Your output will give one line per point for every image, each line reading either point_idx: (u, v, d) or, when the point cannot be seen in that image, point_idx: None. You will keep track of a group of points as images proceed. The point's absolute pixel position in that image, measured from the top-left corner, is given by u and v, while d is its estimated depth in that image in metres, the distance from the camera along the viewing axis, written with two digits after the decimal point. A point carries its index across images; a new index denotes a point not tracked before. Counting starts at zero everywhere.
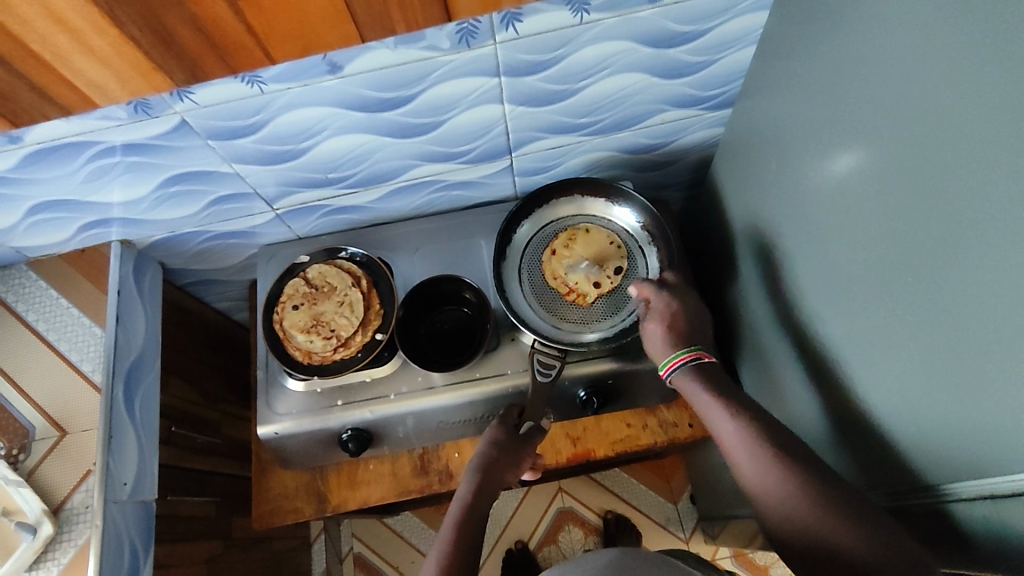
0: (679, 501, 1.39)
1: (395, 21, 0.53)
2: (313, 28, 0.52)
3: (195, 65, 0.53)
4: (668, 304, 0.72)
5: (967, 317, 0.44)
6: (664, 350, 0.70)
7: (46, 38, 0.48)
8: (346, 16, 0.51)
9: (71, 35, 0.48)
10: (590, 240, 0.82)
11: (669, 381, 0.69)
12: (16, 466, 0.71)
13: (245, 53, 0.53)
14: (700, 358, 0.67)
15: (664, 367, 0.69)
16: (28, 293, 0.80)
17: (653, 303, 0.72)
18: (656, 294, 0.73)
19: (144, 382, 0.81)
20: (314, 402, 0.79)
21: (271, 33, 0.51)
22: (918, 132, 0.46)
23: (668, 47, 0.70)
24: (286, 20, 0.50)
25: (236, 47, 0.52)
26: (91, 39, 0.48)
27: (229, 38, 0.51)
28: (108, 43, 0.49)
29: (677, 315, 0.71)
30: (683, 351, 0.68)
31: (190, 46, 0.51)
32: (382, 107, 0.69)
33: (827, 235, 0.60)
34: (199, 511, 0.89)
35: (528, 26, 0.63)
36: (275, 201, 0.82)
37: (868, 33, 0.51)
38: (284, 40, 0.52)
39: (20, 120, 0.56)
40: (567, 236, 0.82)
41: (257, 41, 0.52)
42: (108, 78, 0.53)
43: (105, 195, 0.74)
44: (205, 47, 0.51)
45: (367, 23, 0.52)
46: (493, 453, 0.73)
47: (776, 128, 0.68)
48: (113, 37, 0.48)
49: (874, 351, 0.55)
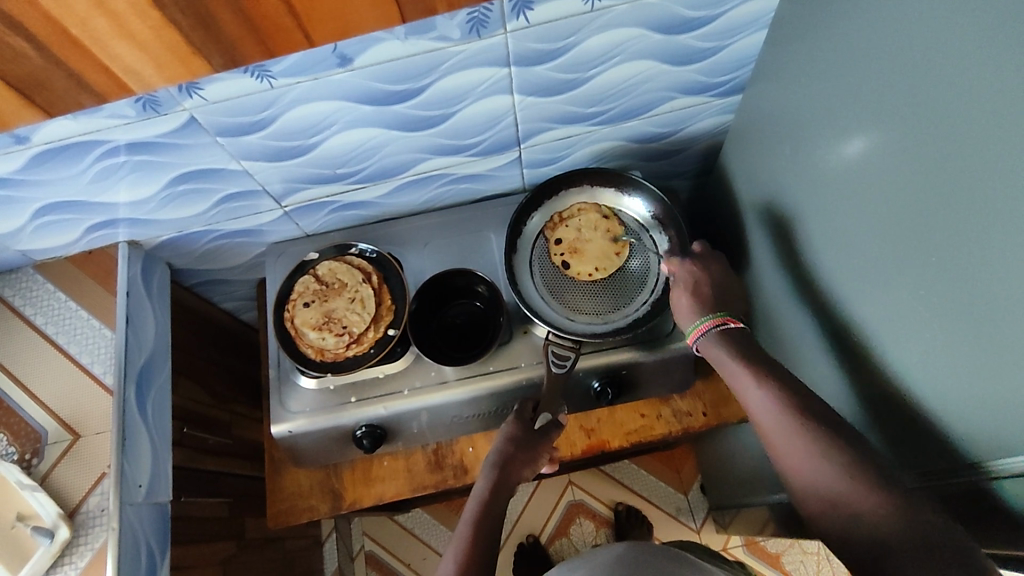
0: (690, 492, 1.39)
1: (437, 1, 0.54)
2: (353, 9, 0.53)
3: (234, 49, 0.54)
4: (692, 272, 0.73)
5: (991, 291, 0.44)
6: (690, 318, 0.71)
7: (86, 22, 0.48)
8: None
9: (111, 18, 0.48)
10: (597, 250, 0.81)
11: (697, 349, 0.69)
12: (30, 471, 0.71)
13: (284, 36, 0.54)
14: (727, 323, 0.68)
15: (691, 333, 0.69)
16: (37, 297, 0.79)
17: (676, 274, 0.74)
18: (678, 264, 0.74)
19: (155, 384, 0.80)
20: (328, 399, 0.78)
21: (314, 15, 0.52)
22: (937, 107, 0.46)
23: (678, 33, 0.70)
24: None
25: (277, 30, 0.53)
26: (129, 21, 0.49)
27: (268, 19, 0.52)
28: (148, 27, 0.50)
29: (701, 281, 0.73)
30: (710, 316, 0.69)
31: (231, 30, 0.52)
32: (390, 100, 0.68)
33: (844, 219, 0.60)
34: (210, 512, 0.88)
35: (539, 15, 0.62)
36: (282, 198, 0.81)
37: (885, 12, 0.50)
38: (324, 20, 0.53)
39: (55, 109, 0.57)
40: (609, 232, 0.82)
41: (296, 22, 0.53)
42: (145, 64, 0.54)
43: (113, 195, 0.74)
44: (246, 31, 0.52)
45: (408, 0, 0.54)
46: (509, 449, 0.73)
47: (788, 113, 0.68)
48: (153, 19, 0.49)
49: (896, 331, 0.55)
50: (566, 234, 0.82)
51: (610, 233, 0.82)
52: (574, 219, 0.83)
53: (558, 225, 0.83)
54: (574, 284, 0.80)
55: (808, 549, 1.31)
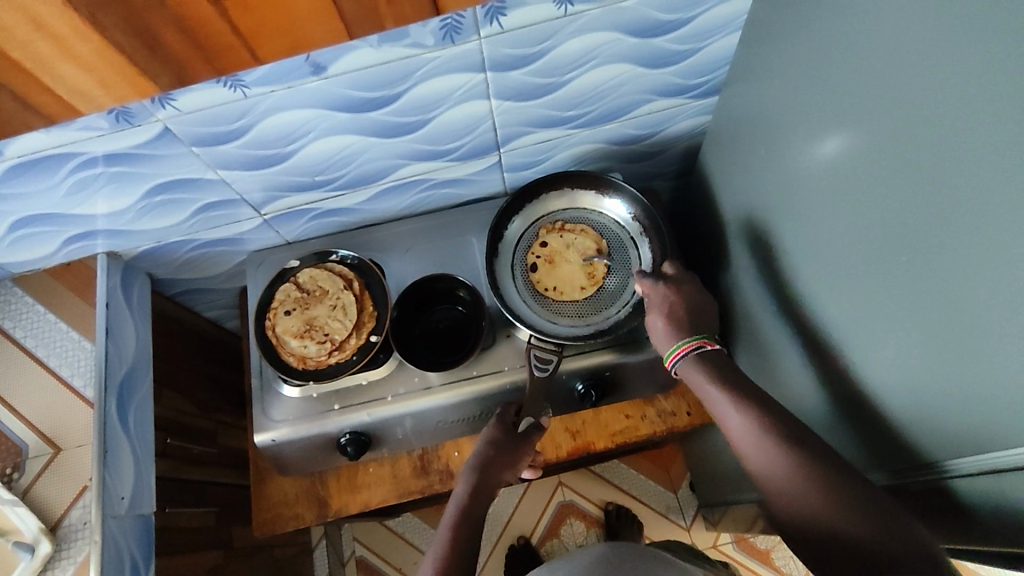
0: (679, 490, 1.40)
1: (383, 16, 0.54)
2: (301, 27, 0.53)
3: (182, 69, 0.54)
4: (666, 295, 0.72)
5: (958, 290, 0.44)
6: (667, 343, 0.70)
7: (27, 45, 0.49)
8: (333, 11, 0.52)
9: (53, 40, 0.48)
10: (565, 277, 0.81)
11: (676, 370, 0.69)
12: (11, 485, 0.70)
13: (231, 55, 0.53)
14: (702, 346, 0.67)
15: (669, 357, 0.69)
16: (15, 310, 0.79)
17: (650, 296, 0.73)
18: (652, 287, 0.73)
19: (137, 395, 0.80)
20: (311, 407, 0.78)
21: (260, 32, 0.52)
22: (907, 108, 0.46)
23: (653, 36, 0.70)
24: (273, 19, 0.51)
25: (223, 48, 0.53)
26: (73, 44, 0.49)
27: (213, 39, 0.52)
28: (91, 49, 0.50)
29: (676, 304, 0.71)
30: (686, 340, 0.68)
31: (176, 49, 0.52)
32: (367, 107, 0.68)
33: (818, 220, 0.60)
34: (197, 522, 0.88)
35: (512, 20, 0.62)
36: (262, 207, 0.81)
37: (854, 14, 0.51)
38: (270, 38, 0.53)
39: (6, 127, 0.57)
40: (588, 280, 0.80)
41: (243, 41, 0.53)
42: (91, 84, 0.54)
43: (90, 207, 0.73)
44: (192, 50, 0.52)
45: (355, 17, 0.53)
46: (489, 453, 0.73)
47: (763, 114, 0.68)
48: (95, 42, 0.49)
49: (869, 329, 0.55)
50: (551, 244, 0.83)
51: (590, 284, 0.80)
52: (569, 235, 0.83)
53: (560, 231, 0.83)
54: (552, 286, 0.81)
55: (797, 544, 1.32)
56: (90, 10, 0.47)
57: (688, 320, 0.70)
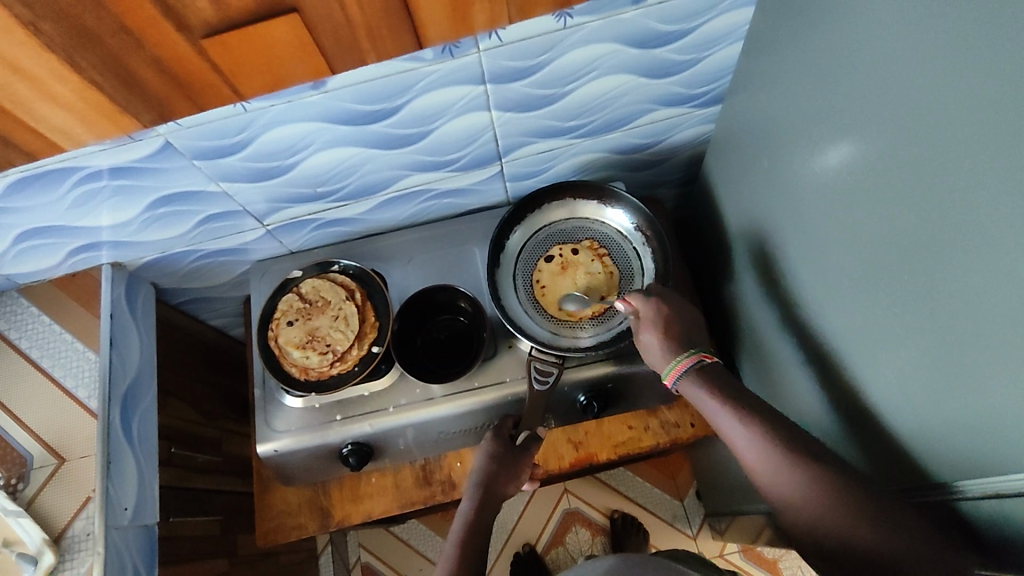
0: (685, 498, 1.39)
1: (365, 51, 0.54)
2: (281, 63, 0.53)
3: (163, 105, 0.54)
4: (658, 309, 0.71)
5: (963, 310, 0.43)
6: (665, 359, 0.69)
7: (7, 86, 0.49)
8: (313, 49, 0.52)
9: (32, 83, 0.49)
10: (563, 288, 0.81)
11: (675, 388, 0.68)
12: (15, 496, 0.70)
13: (212, 91, 0.54)
14: (702, 360, 0.66)
15: (669, 375, 0.67)
16: (21, 320, 0.80)
17: (642, 312, 0.71)
18: (643, 302, 0.71)
19: (140, 406, 0.80)
20: (313, 418, 0.78)
21: (240, 69, 0.52)
22: (911, 123, 0.46)
23: (654, 47, 0.70)
24: (253, 57, 0.51)
25: (204, 85, 0.53)
26: (53, 86, 0.49)
27: (194, 77, 0.52)
28: (71, 89, 0.50)
29: (669, 318, 0.70)
30: (688, 353, 0.67)
31: (156, 87, 0.52)
32: (367, 120, 0.68)
33: (821, 233, 0.60)
34: (202, 530, 0.88)
35: (511, 33, 0.62)
36: (264, 218, 0.81)
37: (856, 28, 0.50)
38: (250, 75, 0.53)
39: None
40: (570, 314, 0.79)
41: (223, 78, 0.53)
42: (71, 121, 0.54)
43: (94, 220, 0.74)
44: (171, 86, 0.52)
45: (335, 54, 0.53)
46: (492, 468, 0.73)
47: (765, 125, 0.67)
48: (74, 83, 0.49)
49: (873, 343, 0.54)
50: (580, 256, 0.82)
51: (572, 316, 0.79)
52: (599, 265, 0.81)
53: (598, 256, 0.82)
54: (552, 281, 0.81)
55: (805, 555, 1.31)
56: (67, 53, 0.46)
57: (683, 331, 0.69)
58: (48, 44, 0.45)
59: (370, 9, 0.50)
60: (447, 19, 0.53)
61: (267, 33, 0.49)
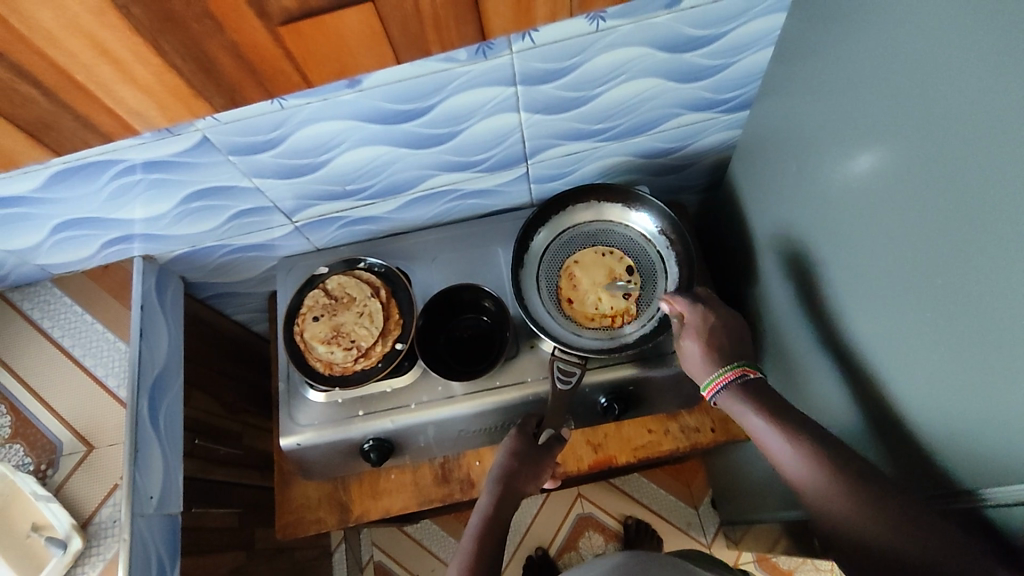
0: (699, 505, 1.38)
1: (430, 43, 0.54)
2: (350, 51, 0.53)
3: (234, 91, 0.54)
4: (704, 318, 0.71)
5: (1001, 316, 0.43)
6: (704, 371, 0.69)
7: (89, 68, 0.49)
8: (382, 39, 0.53)
9: (116, 65, 0.49)
10: (588, 268, 0.82)
11: (715, 401, 0.69)
12: (45, 481, 0.72)
13: (283, 78, 0.54)
14: (745, 374, 0.66)
15: (708, 386, 0.68)
16: (54, 310, 0.82)
17: (687, 318, 0.72)
18: (690, 309, 0.72)
19: (167, 396, 0.81)
20: (336, 413, 0.79)
21: (311, 57, 0.53)
22: (942, 131, 0.46)
23: (684, 51, 0.70)
24: (324, 45, 0.52)
25: (275, 72, 0.53)
26: (133, 68, 0.49)
27: (266, 63, 0.52)
28: (151, 73, 0.50)
29: (714, 328, 0.70)
30: (729, 366, 0.67)
31: (229, 72, 0.52)
32: (399, 119, 0.69)
33: (849, 238, 0.60)
34: (222, 522, 0.89)
35: (545, 36, 0.63)
36: (293, 214, 0.82)
37: (892, 33, 0.50)
38: (320, 63, 0.54)
39: (61, 148, 0.58)
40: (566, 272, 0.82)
41: (295, 65, 0.53)
42: (147, 105, 0.54)
43: (129, 212, 0.75)
44: (244, 72, 0.53)
45: (401, 44, 0.54)
46: (512, 464, 0.74)
47: (795, 131, 0.68)
48: (155, 66, 0.50)
49: (903, 348, 0.54)
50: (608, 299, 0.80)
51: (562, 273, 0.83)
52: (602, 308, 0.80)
53: (620, 312, 0.79)
54: (597, 270, 0.82)
55: (820, 566, 1.29)
56: (152, 35, 0.47)
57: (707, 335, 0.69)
58: (138, 27, 0.46)
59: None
60: (510, 12, 0.54)
61: (339, 22, 0.50)
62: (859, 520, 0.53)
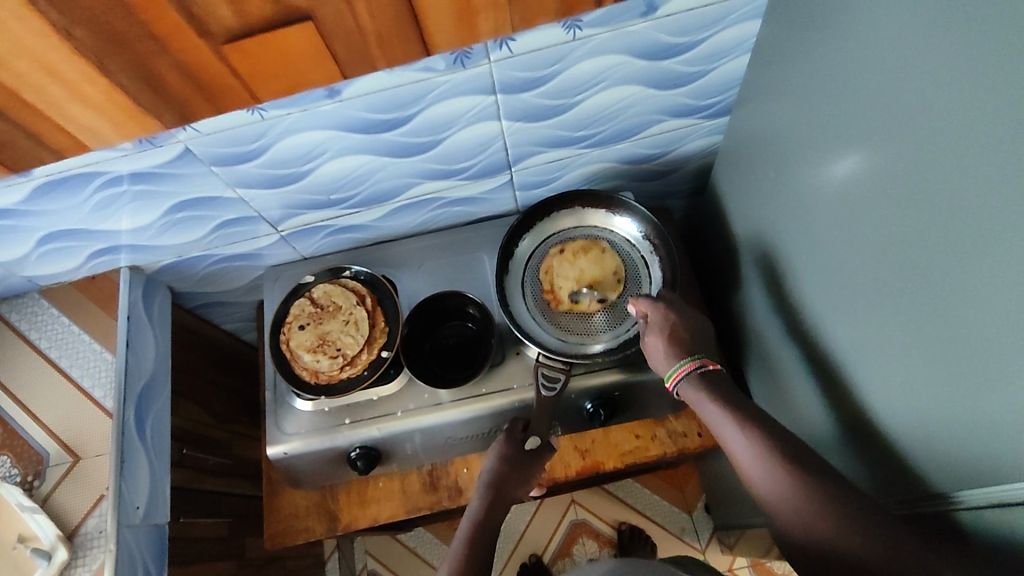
0: (694, 510, 1.38)
1: (375, 57, 0.55)
2: (296, 67, 0.54)
3: (184, 107, 0.55)
4: (666, 315, 0.71)
5: (967, 320, 0.43)
6: (667, 363, 0.69)
7: (40, 89, 0.50)
8: (327, 55, 0.53)
9: (64, 85, 0.50)
10: (594, 267, 0.81)
11: (677, 392, 0.69)
12: (31, 492, 0.72)
13: (231, 95, 0.55)
14: (705, 365, 0.67)
15: (669, 378, 0.68)
16: (40, 320, 0.82)
17: (650, 317, 0.72)
18: (651, 308, 0.72)
19: (155, 406, 0.82)
20: (323, 421, 0.79)
21: (256, 74, 0.53)
22: (911, 134, 0.46)
23: (662, 59, 0.71)
24: (268, 61, 0.52)
25: (223, 89, 0.54)
26: (85, 89, 0.51)
27: (213, 79, 0.53)
28: (101, 92, 0.51)
29: (677, 325, 0.70)
30: (687, 359, 0.67)
31: (179, 90, 0.53)
32: (380, 128, 0.70)
33: (825, 242, 0.60)
34: (211, 532, 0.89)
35: (522, 45, 0.64)
36: (279, 223, 0.83)
37: (861, 40, 0.51)
38: (267, 79, 0.54)
39: (18, 165, 0.58)
40: (584, 246, 0.82)
41: (241, 82, 0.54)
42: (100, 123, 0.55)
43: (114, 223, 0.76)
44: (191, 89, 0.53)
45: (348, 61, 0.55)
46: (502, 470, 0.74)
47: (771, 136, 0.68)
48: (103, 85, 0.51)
49: (876, 353, 0.54)
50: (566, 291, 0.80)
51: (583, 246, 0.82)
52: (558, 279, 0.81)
53: (562, 300, 0.80)
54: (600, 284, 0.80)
55: None
56: (98, 55, 0.48)
57: (684, 343, 0.69)
58: (81, 49, 0.47)
59: (380, 17, 0.51)
60: (453, 27, 0.55)
61: (282, 39, 0.50)
62: (781, 496, 0.54)
